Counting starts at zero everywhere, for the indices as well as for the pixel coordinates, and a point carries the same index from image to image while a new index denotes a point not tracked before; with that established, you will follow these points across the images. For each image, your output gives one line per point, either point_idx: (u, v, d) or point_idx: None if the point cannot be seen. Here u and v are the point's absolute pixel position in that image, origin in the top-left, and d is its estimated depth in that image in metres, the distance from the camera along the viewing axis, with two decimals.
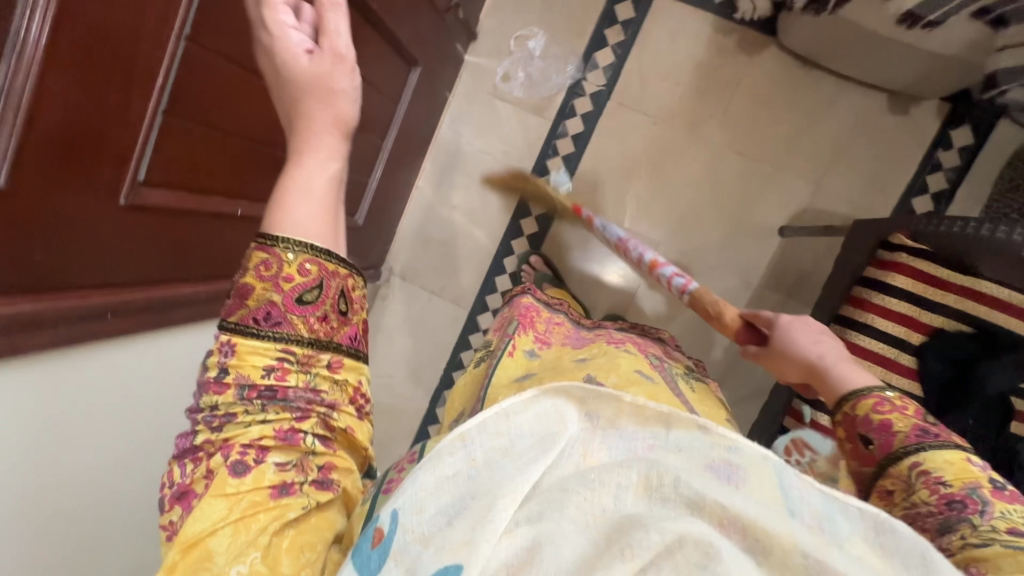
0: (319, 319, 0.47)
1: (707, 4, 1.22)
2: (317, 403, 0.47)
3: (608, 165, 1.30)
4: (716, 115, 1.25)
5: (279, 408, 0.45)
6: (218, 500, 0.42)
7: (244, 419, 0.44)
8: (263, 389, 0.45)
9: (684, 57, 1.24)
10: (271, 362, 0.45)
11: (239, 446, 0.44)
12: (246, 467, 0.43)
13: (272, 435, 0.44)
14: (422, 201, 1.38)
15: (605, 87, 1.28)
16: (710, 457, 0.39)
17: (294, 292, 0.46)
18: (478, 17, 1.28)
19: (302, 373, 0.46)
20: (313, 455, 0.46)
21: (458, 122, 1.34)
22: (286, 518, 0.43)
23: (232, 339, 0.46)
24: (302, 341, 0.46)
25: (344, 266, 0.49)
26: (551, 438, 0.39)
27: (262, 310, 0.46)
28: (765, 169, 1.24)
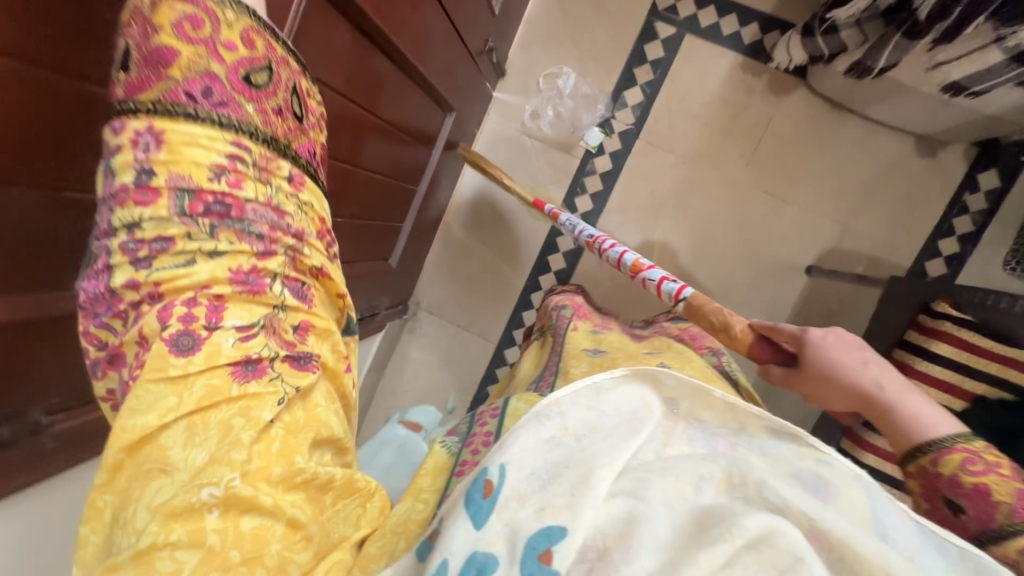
0: (274, 112, 0.44)
1: (736, 44, 1.23)
2: (279, 228, 0.45)
3: (635, 203, 1.30)
4: (744, 154, 1.25)
5: (234, 235, 0.43)
6: (160, 383, 0.40)
7: (185, 245, 0.41)
8: (212, 199, 0.41)
9: (713, 96, 1.25)
10: (220, 163, 0.41)
11: (183, 299, 0.41)
12: (193, 340, 0.41)
13: (226, 279, 0.42)
14: (449, 236, 1.39)
15: (634, 125, 1.28)
16: (797, 465, 0.40)
17: (237, 65, 0.41)
18: (507, 55, 1.29)
19: (259, 184, 0.43)
20: (285, 317, 0.46)
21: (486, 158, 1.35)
22: (255, 399, 0.42)
23: (153, 125, 0.39)
24: (262, 136, 0.43)
25: (294, 56, 0.45)
26: (642, 420, 0.42)
27: (202, 83, 0.40)
28: (792, 209, 1.25)
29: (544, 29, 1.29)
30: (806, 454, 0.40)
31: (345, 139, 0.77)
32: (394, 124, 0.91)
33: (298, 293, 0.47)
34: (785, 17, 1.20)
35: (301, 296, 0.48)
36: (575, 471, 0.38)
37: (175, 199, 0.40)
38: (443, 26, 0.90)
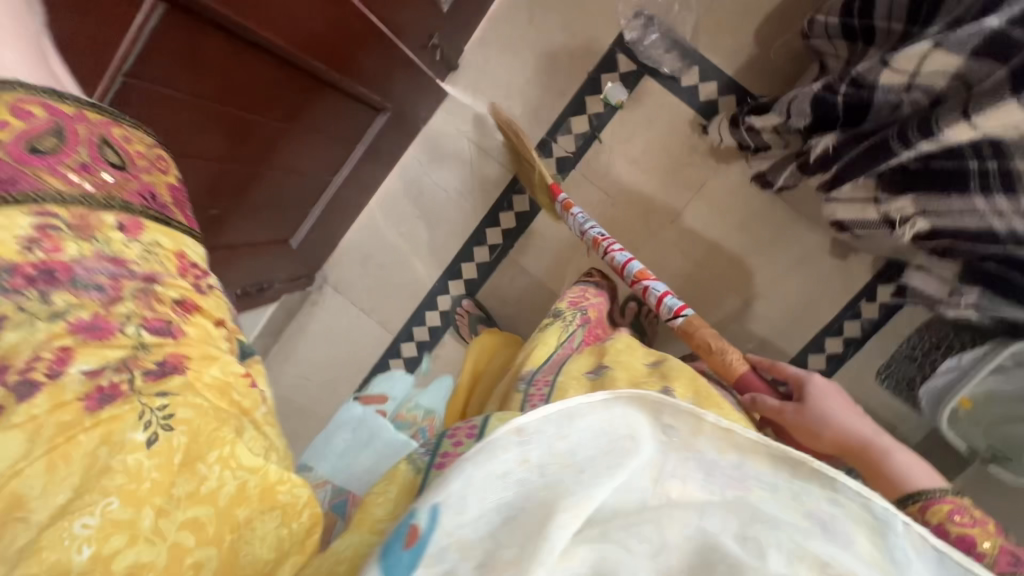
0: (69, 168, 0.43)
1: (691, 98, 1.19)
2: (127, 279, 0.43)
3: (558, 233, 1.28)
4: (672, 211, 1.24)
5: (72, 293, 0.40)
6: (10, 436, 0.35)
7: (15, 318, 0.37)
8: (35, 266, 0.39)
9: (657, 146, 1.23)
10: (33, 232, 0.39)
11: (19, 364, 0.36)
12: (34, 385, 0.36)
13: (69, 328, 0.39)
14: (369, 219, 1.35)
15: (573, 155, 1.25)
16: (813, 504, 0.42)
17: (15, 139, 0.40)
18: (462, 50, 1.23)
19: (80, 240, 0.42)
20: (143, 361, 0.42)
21: (421, 149, 1.31)
22: (118, 432, 0.38)
23: None
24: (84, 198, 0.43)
25: (94, 109, 0.46)
26: (624, 454, 0.42)
27: (5, 169, 0.40)
28: (704, 276, 1.26)
29: (505, 32, 1.24)
30: (816, 488, 0.42)
31: (248, 143, 0.80)
32: (315, 131, 0.94)
33: (165, 335, 0.44)
34: (745, 84, 1.17)
35: (166, 331, 0.44)
36: (535, 519, 0.38)
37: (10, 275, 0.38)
38: (378, 41, 0.92)
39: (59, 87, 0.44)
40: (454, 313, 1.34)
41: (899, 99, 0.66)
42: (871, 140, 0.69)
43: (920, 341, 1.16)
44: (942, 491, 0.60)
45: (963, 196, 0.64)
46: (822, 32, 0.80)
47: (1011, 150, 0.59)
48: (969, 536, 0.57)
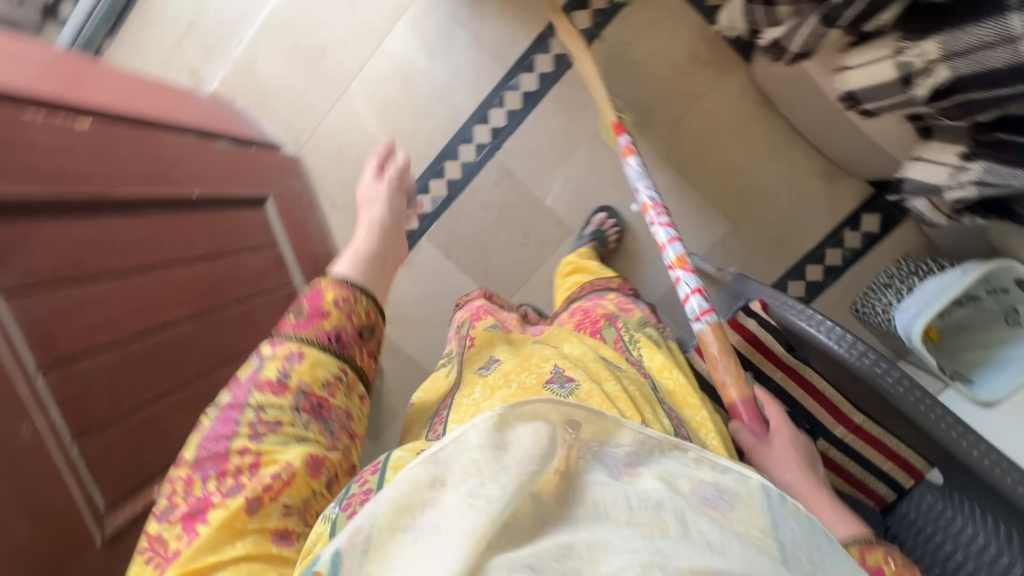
0: (361, 361, 0.67)
1: (698, 2, 1.15)
2: (279, 476, 0.56)
3: (550, 135, 1.23)
4: (668, 121, 1.20)
5: (302, 470, 0.58)
6: (226, 533, 0.52)
7: (283, 438, 0.58)
8: (314, 406, 0.61)
9: (659, 51, 1.18)
10: (330, 379, 0.63)
11: (258, 465, 0.56)
12: (258, 506, 0.54)
13: (302, 461, 0.57)
14: (348, 105, 1.26)
15: (571, 54, 1.19)
16: (698, 481, 0.39)
17: (304, 384, 0.61)
18: None
19: (342, 403, 0.63)
20: (317, 487, 0.58)
21: (411, 34, 1.22)
22: (298, 494, 0.56)
23: (301, 351, 0.62)
24: (344, 358, 0.64)
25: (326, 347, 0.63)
26: (525, 453, 0.37)
27: (312, 313, 0.64)
28: (693, 193, 1.23)
29: None
30: (671, 455, 0.40)
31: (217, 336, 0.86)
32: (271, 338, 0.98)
33: (329, 486, 0.59)
34: None
35: (314, 470, 0.57)
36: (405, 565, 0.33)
37: (302, 310, 0.64)
38: None
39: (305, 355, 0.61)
40: (432, 225, 1.29)
41: None
42: None
43: (897, 269, 1.17)
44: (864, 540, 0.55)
45: None
46: None
47: None
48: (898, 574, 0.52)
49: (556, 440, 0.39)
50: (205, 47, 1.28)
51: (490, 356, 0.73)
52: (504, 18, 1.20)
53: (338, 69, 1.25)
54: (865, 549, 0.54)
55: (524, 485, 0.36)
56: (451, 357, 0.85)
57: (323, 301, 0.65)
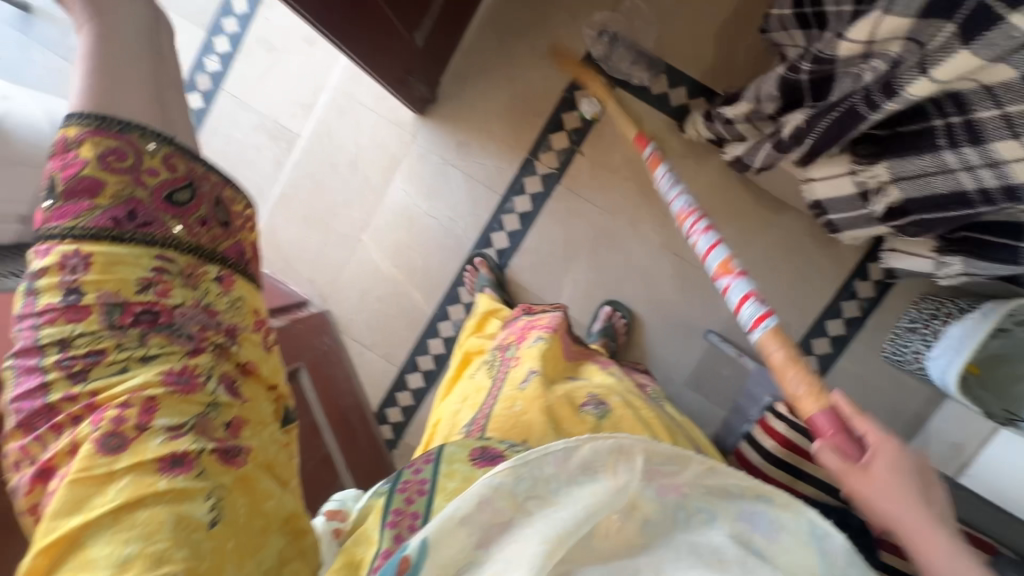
0: (197, 222, 0.60)
1: (663, 105, 1.24)
2: (156, 395, 0.52)
3: (552, 246, 1.31)
4: (659, 213, 1.27)
5: (163, 338, 0.55)
6: (91, 484, 0.48)
7: (115, 356, 0.52)
8: (140, 311, 0.54)
9: (636, 154, 1.26)
10: (146, 277, 0.55)
11: (109, 407, 0.50)
12: (117, 443, 0.49)
13: (157, 382, 0.53)
14: (363, 254, 1.37)
15: (556, 171, 1.29)
16: (744, 506, 0.51)
17: (137, 309, 0.54)
18: (438, 83, 1.29)
19: (187, 287, 0.58)
20: (215, 416, 0.55)
21: (409, 181, 1.33)
22: (182, 403, 0.54)
23: (86, 252, 0.52)
24: (167, 242, 0.57)
25: (181, 251, 0.58)
26: (597, 489, 0.48)
27: (75, 185, 0.53)
28: (698, 273, 1.28)
29: (477, 62, 1.28)
30: (747, 496, 0.51)
31: None
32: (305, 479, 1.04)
33: (228, 391, 0.58)
34: (712, 88, 1.22)
35: (181, 381, 0.54)
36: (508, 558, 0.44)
37: (61, 184, 0.53)
38: None
39: (116, 305, 0.53)
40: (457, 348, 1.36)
41: (860, 70, 0.58)
42: (841, 109, 0.61)
43: (917, 311, 1.17)
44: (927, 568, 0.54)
45: (934, 155, 0.59)
46: (779, 27, 0.85)
47: (970, 97, 0.53)
48: None
49: (628, 475, 0.49)
50: None
51: (528, 367, 0.80)
52: (489, 153, 1.30)
53: (349, 223, 1.36)
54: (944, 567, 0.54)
55: (593, 510, 0.47)
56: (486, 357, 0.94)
57: (76, 155, 0.53)
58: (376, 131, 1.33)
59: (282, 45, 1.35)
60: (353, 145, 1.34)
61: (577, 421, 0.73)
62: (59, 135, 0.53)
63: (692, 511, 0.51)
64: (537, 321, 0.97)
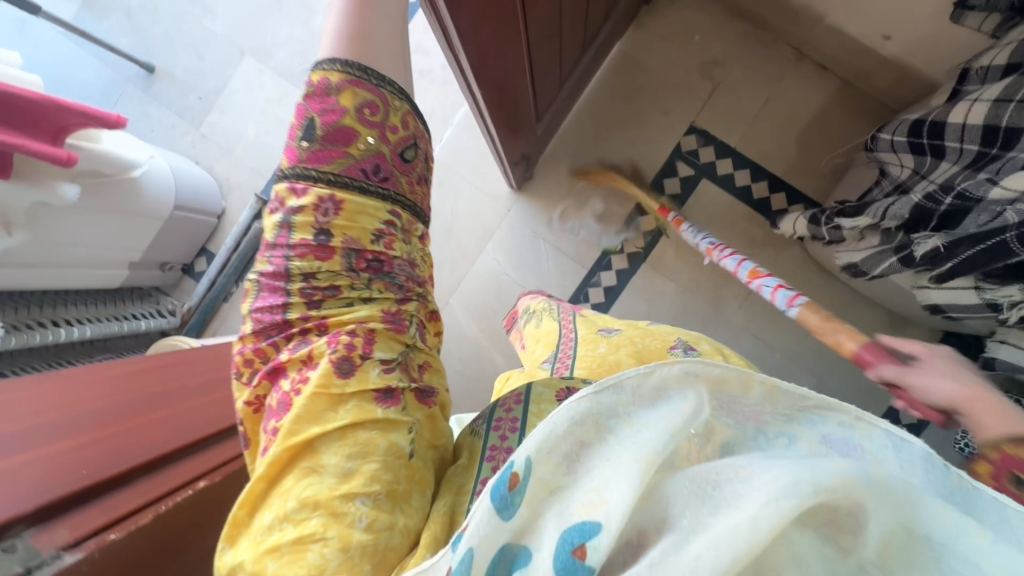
0: (415, 179, 0.59)
1: (746, 196, 1.34)
2: (365, 327, 0.51)
3: (635, 319, 1.37)
4: (739, 296, 1.34)
5: (384, 284, 0.55)
6: (324, 400, 0.47)
7: (348, 294, 0.53)
8: (370, 257, 0.54)
9: (718, 238, 1.35)
10: (381, 227, 0.54)
11: (345, 334, 0.50)
12: (350, 367, 0.49)
13: (379, 317, 0.53)
14: (449, 316, 1.42)
15: (642, 250, 1.37)
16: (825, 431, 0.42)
17: (366, 252, 0.54)
18: (536, 163, 1.39)
19: (404, 244, 0.57)
20: (414, 355, 0.55)
21: (500, 249, 1.41)
22: (390, 340, 0.52)
23: (336, 197, 0.52)
24: (396, 199, 0.56)
25: (407, 211, 0.57)
26: (675, 409, 0.41)
27: (332, 132, 0.53)
28: (776, 355, 1.33)
29: (573, 147, 1.40)
30: (835, 420, 0.42)
31: None
32: None
33: (420, 335, 0.57)
34: (793, 185, 1.32)
35: (394, 321, 0.54)
36: (604, 472, 0.39)
37: (321, 127, 0.53)
38: None
39: (342, 241, 0.53)
40: None
41: (1002, 209, 0.66)
42: (985, 244, 0.68)
43: None
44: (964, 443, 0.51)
45: None
46: (888, 147, 0.95)
47: None
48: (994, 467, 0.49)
49: (701, 402, 0.42)
50: None
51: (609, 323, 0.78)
52: (577, 229, 1.39)
53: (439, 286, 1.42)
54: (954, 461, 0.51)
55: (676, 433, 0.40)
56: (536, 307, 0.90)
57: (338, 103, 0.53)
58: (472, 202, 1.42)
59: None
60: (449, 213, 1.43)
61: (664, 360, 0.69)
62: (314, 80, 0.54)
63: (773, 428, 0.43)
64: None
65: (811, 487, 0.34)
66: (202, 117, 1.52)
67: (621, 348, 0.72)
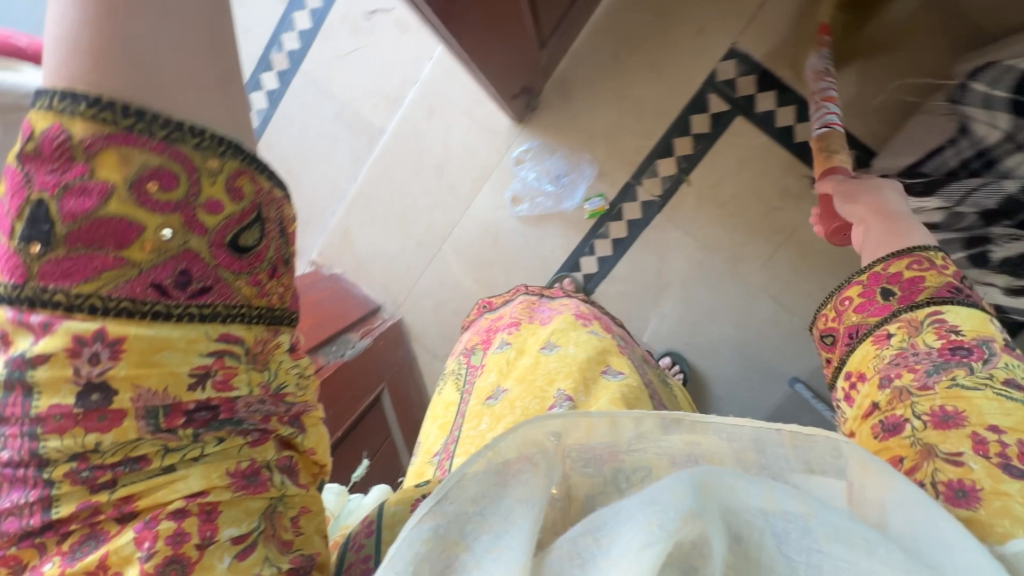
0: (267, 272, 0.35)
1: (786, 139, 1.14)
2: (196, 517, 0.34)
3: (643, 274, 1.25)
4: (762, 255, 1.20)
5: (225, 435, 0.35)
6: None
7: (159, 470, 0.33)
8: (195, 407, 0.33)
9: (747, 188, 1.18)
10: (203, 364, 0.33)
11: (167, 518, 0.33)
12: (181, 568, 0.34)
13: (224, 488, 0.35)
14: (442, 264, 1.31)
15: (659, 199, 1.21)
16: (676, 450, 0.36)
17: (183, 403, 0.33)
18: (542, 90, 1.19)
19: (255, 374, 0.35)
20: (284, 511, 0.39)
21: (498, 192, 1.25)
22: (247, 505, 0.36)
23: (111, 329, 0.30)
24: (234, 312, 0.34)
25: (262, 322, 0.36)
26: (523, 493, 0.34)
27: (86, 228, 0.29)
28: (794, 321, 1.22)
29: (586, 71, 1.18)
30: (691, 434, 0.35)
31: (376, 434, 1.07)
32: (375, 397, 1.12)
33: (294, 474, 0.39)
34: (844, 127, 1.12)
35: (253, 482, 0.36)
36: None
37: (63, 223, 0.28)
38: None
39: (138, 390, 0.31)
40: None
41: None
42: None
43: None
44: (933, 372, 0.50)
45: None
46: (980, 101, 0.70)
47: None
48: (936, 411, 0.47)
49: (549, 464, 0.35)
50: (301, 223, 1.34)
51: (497, 386, 0.83)
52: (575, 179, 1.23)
53: (430, 231, 1.29)
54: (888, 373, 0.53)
55: (530, 521, 0.33)
56: (455, 371, 0.98)
57: (70, 154, 0.28)
58: (468, 135, 1.24)
59: (371, 29, 1.24)
60: (441, 147, 1.25)
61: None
62: (38, 127, 0.28)
63: (631, 467, 0.37)
64: (497, 321, 1.01)
65: (661, 541, 0.29)
66: None
67: (504, 418, 0.76)
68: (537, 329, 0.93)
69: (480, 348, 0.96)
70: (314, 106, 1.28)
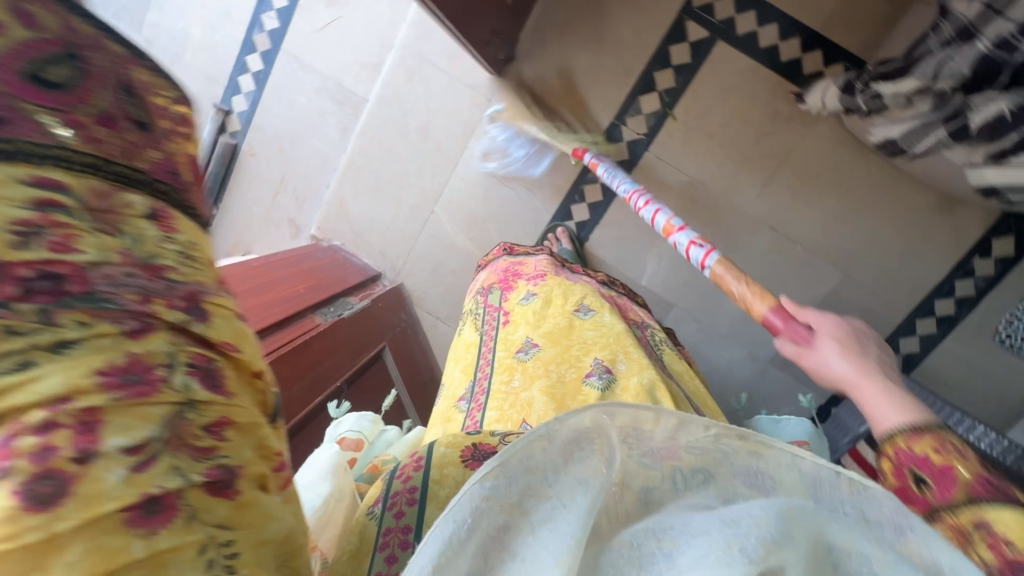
0: (97, 117, 0.28)
1: (772, 60, 1.11)
2: (62, 429, 0.23)
3: (636, 216, 1.23)
4: (758, 184, 1.17)
5: (85, 313, 0.25)
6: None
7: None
8: (31, 272, 0.24)
9: (736, 115, 1.14)
10: (24, 216, 0.24)
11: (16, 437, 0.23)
12: (45, 498, 0.23)
13: (94, 381, 0.24)
14: (435, 226, 1.32)
15: (645, 136, 1.19)
16: (734, 461, 0.34)
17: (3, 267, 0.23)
18: (517, 38, 1.18)
19: (111, 233, 0.27)
20: (196, 420, 0.27)
21: (483, 148, 1.26)
22: (147, 413, 0.26)
23: None
24: (60, 153, 0.26)
25: (109, 175, 0.27)
26: (587, 477, 0.34)
27: None
28: (797, 249, 1.18)
29: (560, 13, 1.17)
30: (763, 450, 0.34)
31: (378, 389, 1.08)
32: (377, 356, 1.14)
33: (216, 378, 0.29)
34: (832, 39, 1.07)
35: (145, 377, 0.26)
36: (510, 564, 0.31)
37: None
38: None
39: None
40: None
41: None
42: None
43: None
44: (909, 425, 0.47)
45: None
46: None
47: None
48: (949, 460, 0.44)
49: (610, 446, 0.35)
50: (299, 198, 1.38)
51: (527, 339, 0.84)
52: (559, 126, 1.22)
53: (421, 194, 1.31)
54: (915, 439, 0.47)
55: (591, 503, 0.33)
56: (467, 318, 1.01)
57: None
58: (448, 93, 1.25)
59: None
60: (423, 109, 1.26)
61: (580, 396, 0.75)
62: None
63: (690, 470, 0.35)
64: (520, 267, 1.01)
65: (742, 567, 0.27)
66: (140, 18, 1.34)
67: (536, 379, 0.77)
68: (561, 283, 0.94)
69: (507, 291, 0.96)
70: (299, 82, 1.31)
